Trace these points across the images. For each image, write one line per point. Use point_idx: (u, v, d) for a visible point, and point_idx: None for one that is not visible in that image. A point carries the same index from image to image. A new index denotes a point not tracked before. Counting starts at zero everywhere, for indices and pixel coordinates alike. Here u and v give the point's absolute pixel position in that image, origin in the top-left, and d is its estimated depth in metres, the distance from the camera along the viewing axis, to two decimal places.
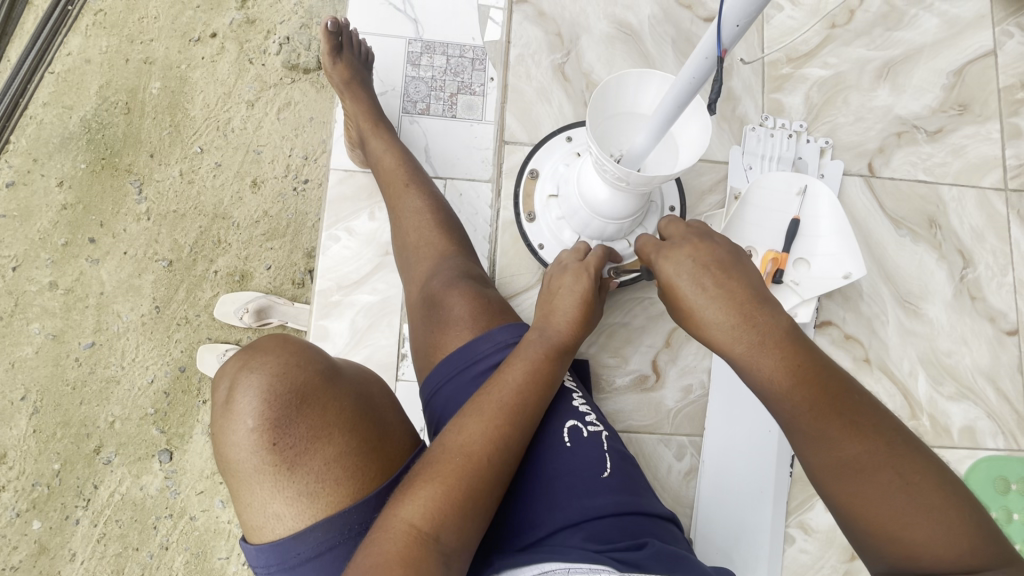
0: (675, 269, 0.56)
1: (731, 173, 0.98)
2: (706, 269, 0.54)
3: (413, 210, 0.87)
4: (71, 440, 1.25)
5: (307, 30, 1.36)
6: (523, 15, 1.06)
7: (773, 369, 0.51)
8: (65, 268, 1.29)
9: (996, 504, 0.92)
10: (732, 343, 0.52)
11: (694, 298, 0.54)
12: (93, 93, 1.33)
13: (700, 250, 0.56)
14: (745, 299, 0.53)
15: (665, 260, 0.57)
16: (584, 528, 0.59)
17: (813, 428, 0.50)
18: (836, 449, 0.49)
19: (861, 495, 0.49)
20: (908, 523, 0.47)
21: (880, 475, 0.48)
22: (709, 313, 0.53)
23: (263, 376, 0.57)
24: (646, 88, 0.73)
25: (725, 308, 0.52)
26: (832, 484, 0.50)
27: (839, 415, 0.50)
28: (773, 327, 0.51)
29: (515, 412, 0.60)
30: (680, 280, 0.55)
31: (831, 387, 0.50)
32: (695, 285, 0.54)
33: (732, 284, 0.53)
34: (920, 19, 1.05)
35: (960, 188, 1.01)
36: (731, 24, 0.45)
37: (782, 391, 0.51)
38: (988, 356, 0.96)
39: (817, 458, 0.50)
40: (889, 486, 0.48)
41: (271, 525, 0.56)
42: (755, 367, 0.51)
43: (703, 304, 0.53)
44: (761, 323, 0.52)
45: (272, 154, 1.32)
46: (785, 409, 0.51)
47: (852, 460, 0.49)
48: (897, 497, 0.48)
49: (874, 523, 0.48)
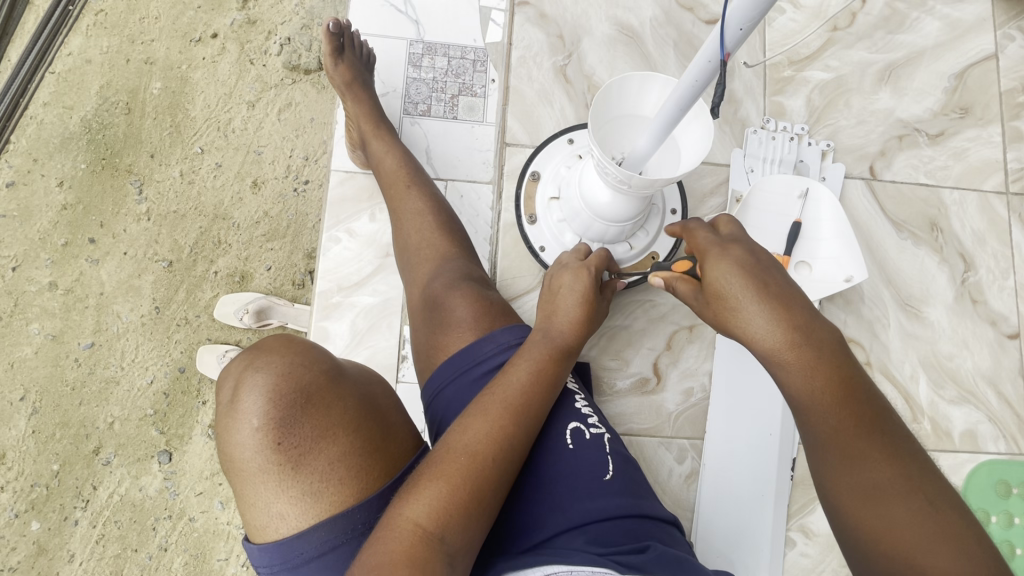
0: (729, 268, 0.54)
1: (733, 175, 0.97)
2: (761, 272, 0.53)
3: (415, 212, 0.87)
4: (70, 440, 1.25)
5: (308, 31, 1.35)
6: (524, 17, 1.06)
7: (822, 378, 0.50)
8: (65, 268, 1.29)
9: (996, 508, 0.92)
10: (782, 347, 0.51)
11: (748, 298, 0.52)
12: (94, 93, 1.33)
13: (756, 254, 0.55)
14: (799, 307, 0.52)
15: (718, 258, 0.55)
16: (587, 531, 0.59)
17: (847, 447, 0.50)
18: (866, 469, 0.49)
19: (885, 516, 0.48)
20: (931, 549, 0.46)
21: (907, 498, 0.48)
22: (762, 316, 0.52)
23: (268, 375, 0.57)
24: (648, 91, 0.73)
25: (780, 313, 0.51)
26: (853, 504, 0.50)
27: (875, 437, 0.50)
28: (827, 337, 0.51)
29: (522, 412, 0.60)
30: (734, 278, 0.54)
31: (870, 409, 0.50)
32: (752, 287, 0.53)
33: (786, 291, 0.53)
34: (922, 22, 1.05)
35: (961, 192, 1.01)
36: (735, 27, 0.45)
37: (825, 401, 0.50)
38: (989, 360, 0.96)
39: (845, 477, 0.50)
40: (915, 509, 0.48)
41: (274, 525, 0.55)
42: (808, 374, 0.50)
43: (756, 307, 0.52)
44: (815, 332, 0.51)
45: (273, 155, 1.32)
46: (825, 429, 0.51)
47: (881, 482, 0.49)
48: (921, 522, 0.47)
49: (893, 546, 0.47)
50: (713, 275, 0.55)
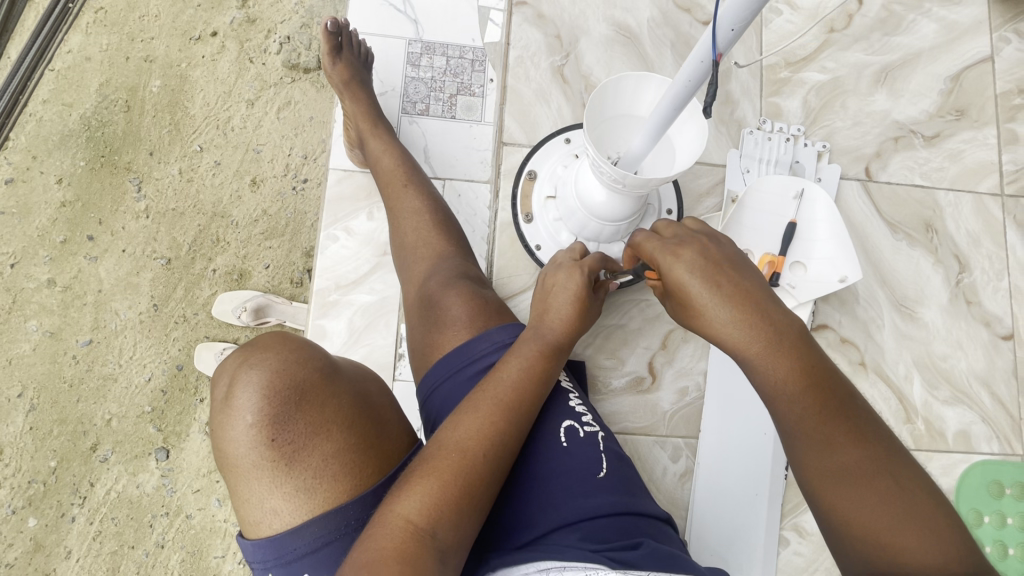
0: (686, 270, 0.55)
1: (729, 176, 0.98)
2: (715, 269, 0.54)
3: (412, 211, 0.87)
4: (68, 437, 1.25)
5: (307, 30, 1.36)
6: (522, 17, 1.07)
7: (788, 371, 0.51)
8: (64, 265, 1.29)
9: (989, 508, 0.93)
10: (747, 342, 0.52)
11: (707, 298, 0.53)
12: (94, 90, 1.33)
13: (708, 251, 0.56)
14: (758, 301, 0.53)
15: (673, 262, 0.56)
16: (579, 528, 0.59)
17: (816, 432, 0.50)
18: (834, 452, 0.50)
19: (855, 497, 0.48)
20: (897, 529, 0.47)
21: (877, 479, 0.48)
22: (723, 315, 0.53)
23: (263, 372, 0.57)
24: (644, 91, 0.73)
25: (738, 308, 0.53)
26: (823, 486, 0.50)
27: (841, 419, 0.50)
28: (785, 324, 0.52)
29: (512, 408, 0.60)
30: (690, 281, 0.54)
31: (834, 392, 0.51)
32: (709, 286, 0.54)
33: (742, 286, 0.54)
34: (918, 24, 1.06)
35: (956, 193, 1.01)
36: (727, 28, 0.45)
37: (792, 393, 0.51)
38: (983, 361, 0.96)
39: (816, 461, 0.50)
40: (882, 489, 0.48)
41: (268, 521, 0.56)
42: (771, 368, 0.51)
43: (716, 305, 0.53)
44: (776, 323, 0.52)
45: (272, 153, 1.32)
46: (791, 415, 0.51)
47: (850, 464, 0.49)
48: (888, 501, 0.47)
49: (861, 527, 0.48)
50: (672, 281, 0.55)
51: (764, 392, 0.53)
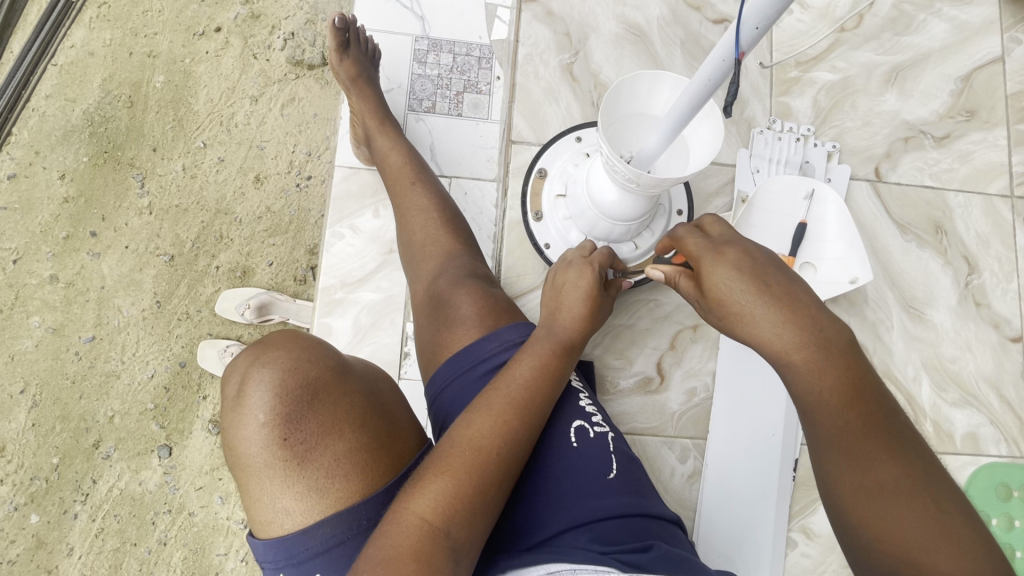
0: (729, 271, 0.54)
1: (738, 176, 0.97)
2: (762, 273, 0.53)
3: (420, 209, 0.87)
4: (70, 434, 1.25)
5: (312, 26, 1.35)
6: (531, 15, 1.06)
7: (830, 382, 0.49)
8: (66, 261, 1.29)
9: (996, 510, 0.93)
10: (790, 350, 0.50)
11: (751, 300, 0.52)
12: (97, 85, 1.32)
13: (752, 253, 0.55)
14: (803, 305, 0.51)
15: (715, 263, 0.55)
16: (591, 529, 0.59)
17: (856, 449, 0.49)
18: (871, 470, 0.49)
19: (889, 516, 0.48)
20: (933, 550, 0.46)
21: (912, 499, 0.48)
22: (767, 319, 0.51)
23: (275, 371, 0.57)
24: (659, 90, 0.73)
25: (784, 310, 0.51)
26: (859, 504, 0.50)
27: (881, 437, 0.49)
28: (834, 332, 0.50)
29: (525, 407, 0.60)
30: (730, 284, 0.53)
31: (878, 408, 0.50)
32: (753, 288, 0.52)
33: (788, 289, 0.52)
34: (929, 25, 1.05)
35: (966, 195, 1.01)
36: (752, 25, 0.44)
37: (832, 406, 0.50)
38: (992, 362, 0.96)
39: (848, 475, 0.50)
40: (921, 512, 0.48)
41: (280, 521, 0.55)
42: (818, 376, 0.50)
43: (762, 307, 0.51)
44: (822, 330, 0.50)
45: (275, 150, 1.32)
46: (830, 425, 0.50)
47: (887, 483, 0.48)
48: (926, 523, 0.47)
49: (897, 548, 0.48)
50: (713, 281, 0.54)
51: (801, 399, 0.51)
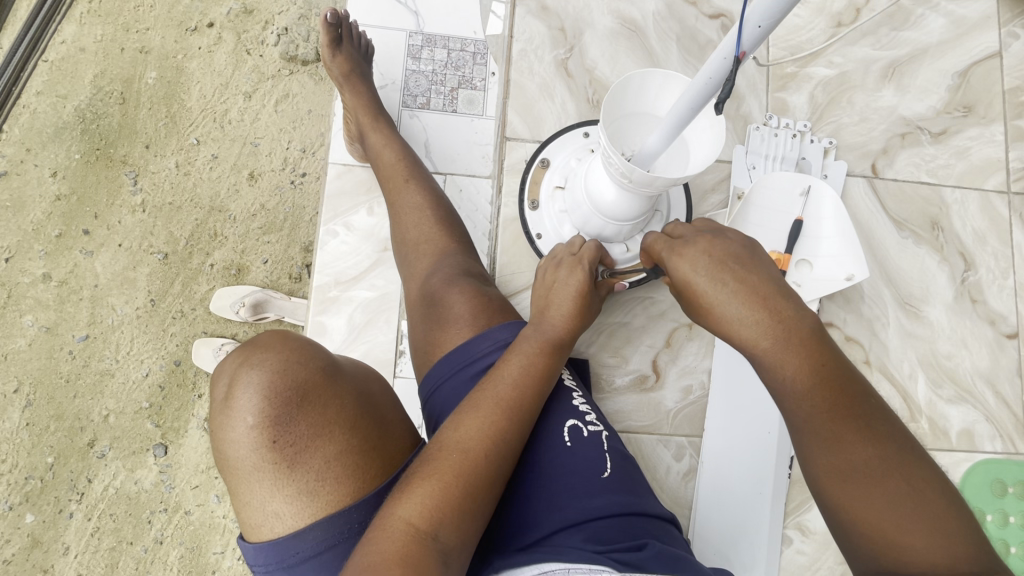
0: (693, 262, 0.55)
1: (734, 172, 0.97)
2: (723, 264, 0.54)
3: (413, 207, 0.86)
4: (64, 433, 1.24)
5: (306, 21, 1.34)
6: (526, 10, 1.05)
7: (798, 368, 0.50)
8: (59, 259, 1.28)
9: (990, 506, 0.93)
10: (756, 338, 0.51)
11: (711, 289, 0.53)
12: (88, 82, 1.31)
13: (714, 246, 0.56)
14: (765, 294, 0.52)
15: (680, 254, 0.56)
16: (583, 529, 0.59)
17: (826, 432, 0.50)
18: (844, 453, 0.49)
19: (867, 498, 0.48)
20: (907, 530, 0.46)
21: (888, 480, 0.48)
22: (732, 309, 0.52)
23: (264, 373, 0.56)
24: (665, 92, 0.72)
25: (746, 301, 0.52)
26: (833, 488, 0.50)
27: (851, 419, 0.49)
28: (797, 321, 0.51)
29: (514, 407, 0.59)
30: (696, 277, 0.54)
31: (849, 393, 0.50)
32: (711, 281, 0.53)
33: (750, 280, 0.53)
34: (927, 20, 1.04)
35: (962, 191, 1.00)
36: (754, 24, 0.44)
37: (801, 391, 0.50)
38: (987, 359, 0.96)
39: (826, 459, 0.50)
40: (895, 492, 0.48)
41: (270, 525, 0.55)
42: (781, 366, 0.50)
43: (724, 297, 0.52)
44: (786, 316, 0.51)
45: (270, 147, 1.31)
46: (800, 413, 0.50)
47: (860, 465, 0.48)
48: (899, 504, 0.47)
49: (872, 528, 0.48)
50: (679, 273, 0.55)
51: (776, 388, 0.52)
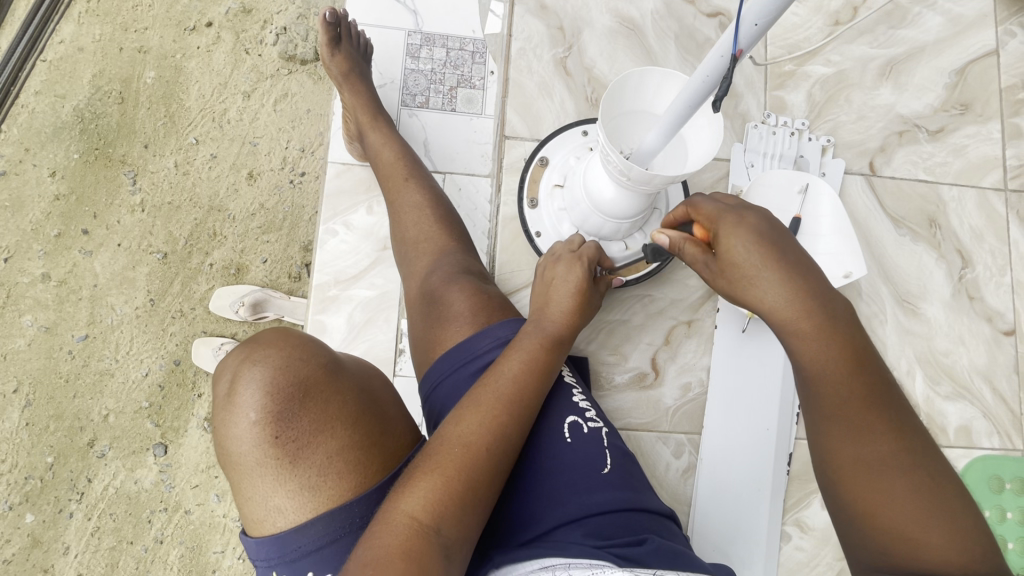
0: (746, 241, 0.52)
1: (733, 170, 0.97)
2: (775, 244, 0.52)
3: (413, 205, 0.86)
4: (64, 433, 1.24)
5: (305, 21, 1.34)
6: (524, 9, 1.05)
7: (830, 355, 0.49)
8: (58, 259, 1.28)
9: (989, 503, 0.93)
10: (796, 320, 0.50)
11: (760, 267, 0.51)
12: (87, 82, 1.31)
13: (769, 225, 0.53)
14: (812, 280, 0.51)
15: (733, 229, 0.53)
16: (583, 524, 0.59)
17: (853, 421, 0.50)
18: (867, 445, 0.49)
19: (884, 492, 0.48)
20: (923, 526, 0.47)
21: (906, 475, 0.48)
22: (775, 291, 0.50)
23: (266, 369, 0.56)
24: (664, 91, 0.72)
25: (793, 285, 0.50)
26: (851, 479, 0.50)
27: (879, 413, 0.49)
28: (837, 309, 0.50)
29: (515, 402, 0.60)
30: (746, 253, 0.52)
31: (879, 388, 0.50)
32: (765, 258, 0.51)
33: (799, 264, 0.51)
34: (924, 18, 1.05)
35: (959, 189, 1.01)
36: (750, 23, 0.44)
37: (832, 378, 0.50)
38: (985, 356, 0.96)
39: (847, 450, 0.50)
40: (914, 486, 0.48)
41: (272, 519, 0.55)
42: (815, 347, 0.49)
43: (772, 279, 0.50)
44: (827, 305, 0.50)
45: (269, 146, 1.31)
46: (828, 401, 0.50)
47: (883, 459, 0.49)
48: (917, 499, 0.48)
49: (886, 521, 0.48)
50: (728, 247, 0.53)
51: (803, 369, 0.51)
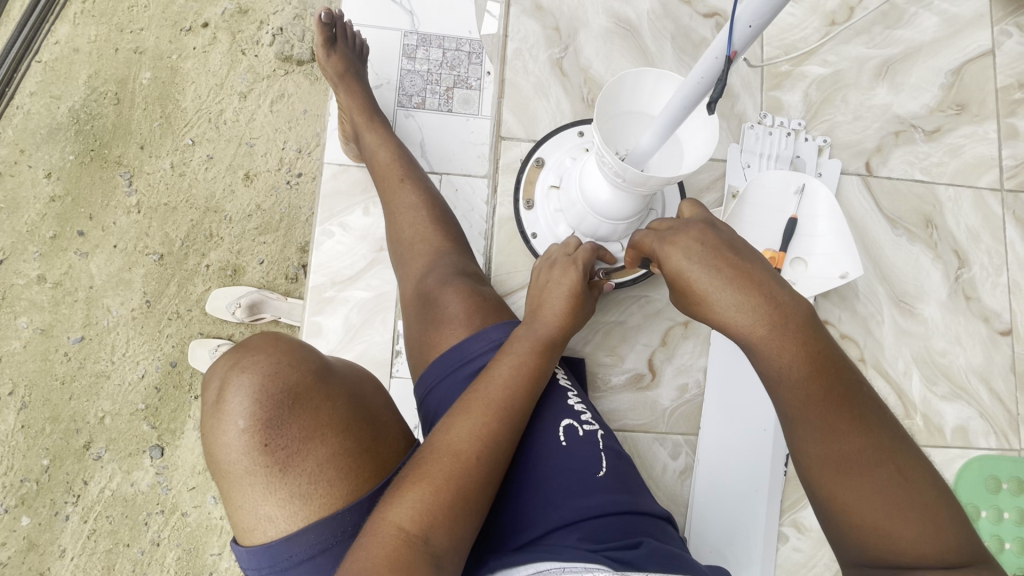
0: (684, 258, 0.53)
1: (729, 171, 0.97)
2: (714, 253, 0.52)
3: (408, 207, 0.86)
4: (60, 435, 1.24)
5: (301, 21, 1.33)
6: (521, 9, 1.05)
7: (793, 356, 0.49)
8: (54, 261, 1.27)
9: (987, 503, 0.93)
10: (752, 326, 0.50)
11: (704, 285, 0.51)
12: (82, 82, 1.30)
13: (705, 235, 0.54)
14: (759, 283, 0.51)
15: (670, 249, 0.54)
16: (578, 528, 0.59)
17: (818, 420, 0.49)
18: (835, 442, 0.49)
19: (858, 490, 0.48)
20: (899, 522, 0.47)
21: (878, 471, 0.48)
22: (725, 299, 0.50)
23: (255, 376, 0.56)
24: (659, 92, 0.72)
25: (741, 290, 0.50)
26: (823, 477, 0.49)
27: (844, 408, 0.49)
28: (791, 306, 0.50)
29: (505, 408, 0.59)
30: (689, 269, 0.52)
31: (841, 382, 0.49)
32: (705, 272, 0.51)
33: (745, 269, 0.51)
34: (920, 18, 1.05)
35: (956, 189, 1.01)
36: (745, 23, 0.44)
37: (796, 378, 0.49)
38: (982, 356, 0.96)
39: (818, 449, 0.49)
40: (888, 482, 0.47)
41: (262, 528, 0.55)
42: (777, 353, 0.49)
43: (716, 292, 0.51)
44: (781, 303, 0.50)
45: (265, 147, 1.30)
46: (793, 399, 0.50)
47: (852, 454, 0.48)
48: (890, 493, 0.47)
49: (863, 520, 0.48)
50: (671, 269, 0.53)
51: (769, 376, 0.51)
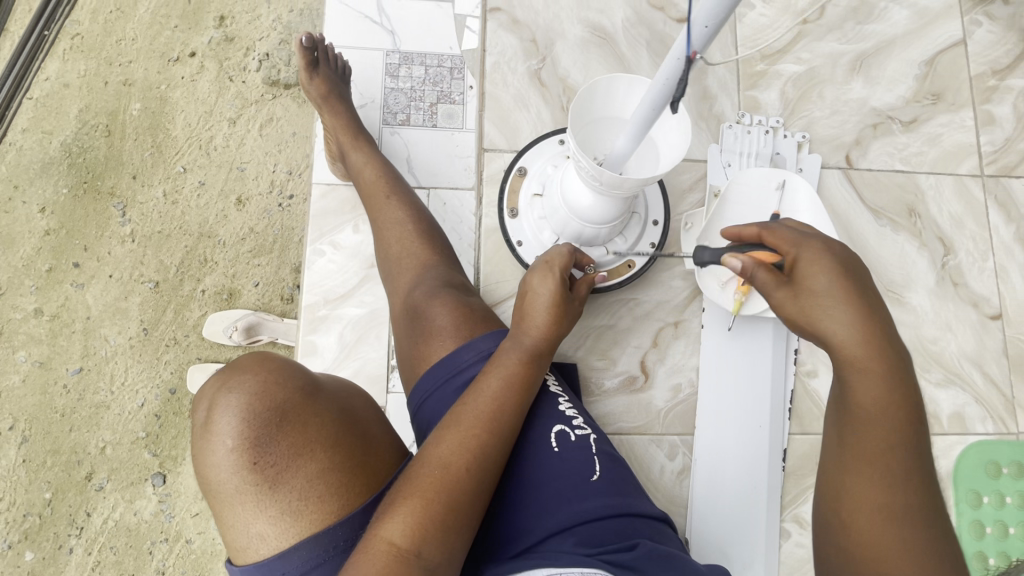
0: (825, 264, 0.53)
1: (710, 170, 0.99)
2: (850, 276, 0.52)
3: (395, 221, 0.87)
4: (61, 468, 1.24)
5: (286, 46, 1.36)
6: (497, 23, 1.07)
7: (883, 397, 0.49)
8: (50, 294, 1.28)
9: (987, 488, 0.92)
10: (850, 349, 0.50)
11: (834, 292, 0.51)
12: (73, 117, 1.32)
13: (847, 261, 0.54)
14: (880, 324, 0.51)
15: (810, 255, 0.54)
16: (575, 532, 0.59)
17: (876, 458, 0.50)
18: (880, 483, 0.49)
19: (883, 526, 0.48)
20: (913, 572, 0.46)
21: (911, 525, 0.48)
22: (845, 318, 0.51)
23: (241, 396, 0.56)
24: (632, 97, 0.73)
25: (857, 314, 0.51)
26: (856, 507, 0.50)
27: (905, 467, 0.49)
28: (898, 357, 0.50)
29: (494, 420, 0.60)
30: (824, 279, 0.52)
31: (918, 446, 0.50)
32: (836, 284, 0.52)
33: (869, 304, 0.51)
34: (891, 12, 1.07)
35: (936, 176, 1.02)
36: (701, 25, 0.45)
37: (877, 417, 0.50)
38: (973, 341, 0.97)
39: (860, 480, 0.50)
40: (918, 536, 0.48)
41: (254, 546, 0.55)
42: (872, 382, 0.50)
43: (840, 305, 0.51)
44: (888, 351, 0.50)
45: (256, 170, 1.32)
46: (863, 433, 0.50)
47: (894, 501, 0.48)
48: (917, 547, 0.47)
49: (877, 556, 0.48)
50: (806, 268, 0.53)
51: (848, 403, 0.52)
